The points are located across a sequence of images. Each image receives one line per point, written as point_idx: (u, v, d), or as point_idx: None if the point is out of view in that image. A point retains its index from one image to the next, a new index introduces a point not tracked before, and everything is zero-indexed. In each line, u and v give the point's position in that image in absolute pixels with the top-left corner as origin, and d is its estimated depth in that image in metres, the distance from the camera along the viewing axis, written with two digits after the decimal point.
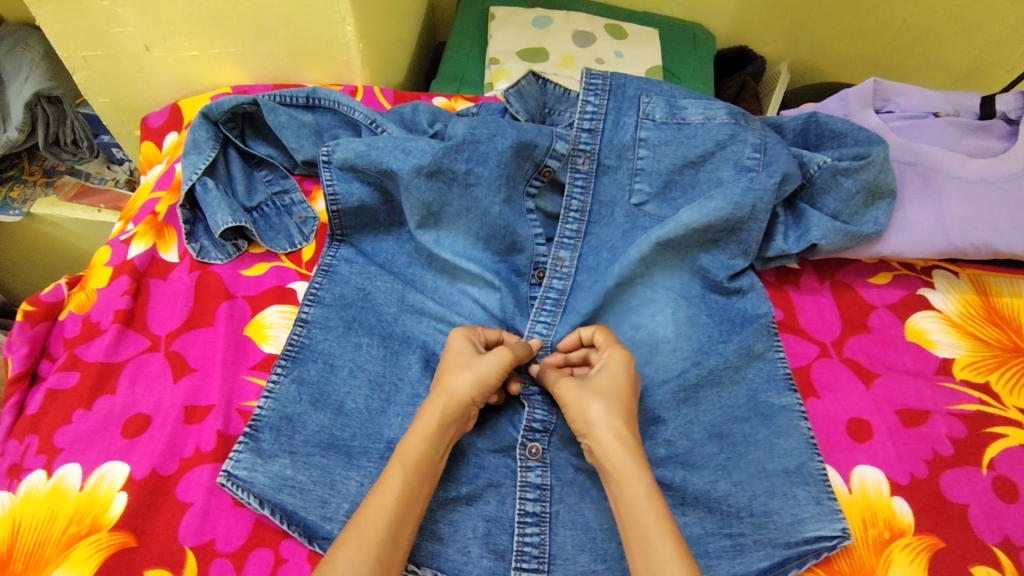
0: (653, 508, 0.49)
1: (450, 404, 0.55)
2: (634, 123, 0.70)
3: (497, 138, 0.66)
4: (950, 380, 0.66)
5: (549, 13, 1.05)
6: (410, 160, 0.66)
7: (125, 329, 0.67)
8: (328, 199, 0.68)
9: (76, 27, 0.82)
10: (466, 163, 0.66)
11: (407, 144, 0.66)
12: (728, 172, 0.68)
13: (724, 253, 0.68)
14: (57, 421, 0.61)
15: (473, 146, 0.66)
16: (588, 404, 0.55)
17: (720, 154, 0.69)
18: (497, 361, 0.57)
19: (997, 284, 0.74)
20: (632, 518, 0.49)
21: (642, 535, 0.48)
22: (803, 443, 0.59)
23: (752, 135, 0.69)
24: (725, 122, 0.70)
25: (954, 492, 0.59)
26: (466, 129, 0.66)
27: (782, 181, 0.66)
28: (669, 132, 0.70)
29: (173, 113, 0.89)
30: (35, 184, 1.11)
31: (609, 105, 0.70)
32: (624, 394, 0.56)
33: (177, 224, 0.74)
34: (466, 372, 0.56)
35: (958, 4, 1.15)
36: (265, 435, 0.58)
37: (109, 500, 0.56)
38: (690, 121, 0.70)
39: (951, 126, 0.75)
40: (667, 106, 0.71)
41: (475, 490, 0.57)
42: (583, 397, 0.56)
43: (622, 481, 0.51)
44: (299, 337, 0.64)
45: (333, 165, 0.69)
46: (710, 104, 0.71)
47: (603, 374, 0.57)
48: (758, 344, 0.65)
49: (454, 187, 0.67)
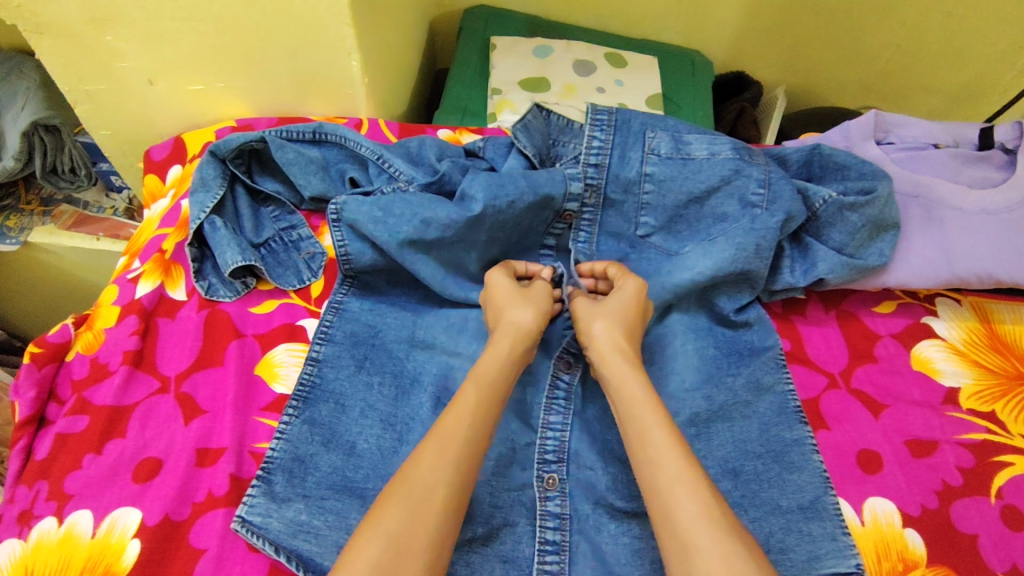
0: (674, 450, 0.50)
1: (518, 333, 0.61)
2: (640, 158, 0.70)
3: (517, 205, 0.67)
4: (957, 410, 0.67)
5: (549, 42, 1.07)
6: (433, 231, 0.66)
7: (134, 370, 0.66)
8: (340, 259, 0.68)
9: (78, 62, 0.82)
10: (488, 232, 0.69)
11: (428, 215, 0.66)
12: (732, 207, 0.70)
13: (730, 287, 0.70)
14: (67, 466, 0.60)
15: (495, 217, 0.67)
16: (595, 321, 0.62)
17: (724, 189, 0.70)
18: (540, 292, 0.66)
19: (998, 310, 0.75)
20: (657, 469, 0.50)
21: (661, 488, 0.49)
22: (816, 477, 0.60)
23: (757, 171, 0.69)
24: (729, 157, 0.70)
25: (964, 522, 0.59)
26: (488, 197, 0.66)
27: (785, 220, 0.68)
28: (674, 167, 0.70)
29: (178, 146, 0.89)
30: (32, 213, 1.10)
31: (615, 139, 0.70)
32: (631, 313, 0.62)
33: (185, 262, 0.75)
34: (526, 308, 0.63)
35: (949, 29, 1.17)
36: (278, 477, 0.57)
37: (122, 547, 0.55)
38: (694, 156, 0.71)
39: (951, 157, 0.77)
40: (672, 141, 0.71)
41: (491, 530, 0.56)
42: (591, 316, 0.63)
43: (636, 407, 0.54)
44: (311, 376, 0.64)
45: (344, 224, 0.67)
46: (714, 139, 0.72)
47: (616, 298, 0.63)
48: (767, 376, 0.66)
49: (473, 253, 0.70)
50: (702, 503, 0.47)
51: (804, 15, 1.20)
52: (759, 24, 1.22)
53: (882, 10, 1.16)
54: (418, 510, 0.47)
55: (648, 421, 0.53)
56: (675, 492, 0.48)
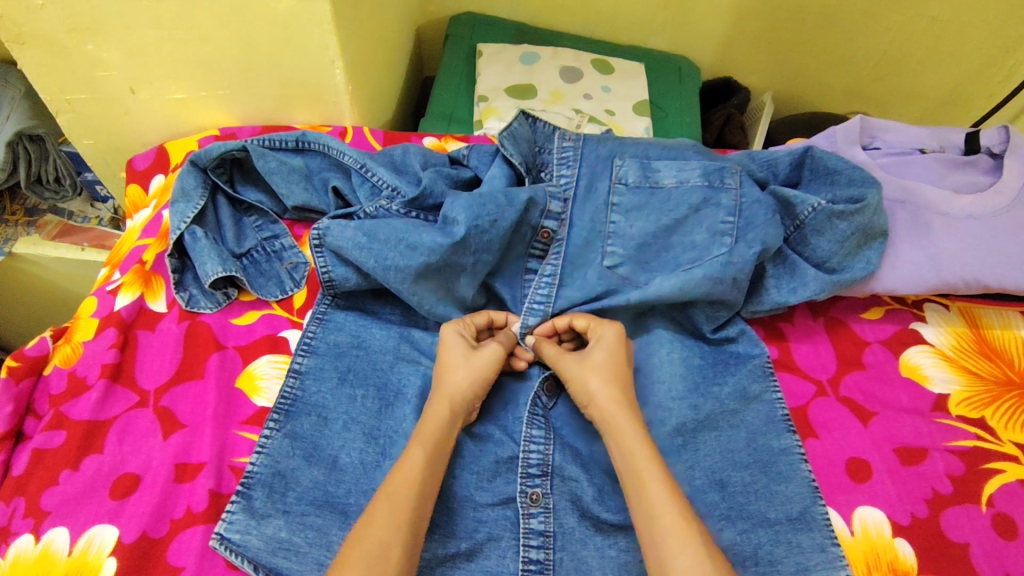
0: (674, 505, 0.50)
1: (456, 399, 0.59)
2: (608, 187, 0.71)
3: (500, 223, 0.66)
4: (946, 417, 0.66)
5: (536, 48, 1.07)
6: (417, 257, 0.64)
7: (112, 384, 0.65)
8: (322, 282, 0.66)
9: (60, 72, 0.81)
10: (474, 255, 0.66)
11: (412, 239, 0.64)
12: (701, 236, 0.70)
13: (707, 308, 0.69)
14: (44, 482, 0.59)
15: (479, 238, 0.65)
16: (588, 378, 0.60)
17: (693, 218, 0.70)
18: (489, 355, 0.62)
19: (987, 315, 0.75)
20: (655, 522, 0.50)
21: (655, 535, 0.49)
22: (804, 487, 0.59)
23: (726, 198, 0.70)
24: (699, 184, 0.71)
25: (954, 531, 0.58)
26: (469, 219, 0.65)
27: (762, 251, 0.67)
28: (643, 195, 0.71)
29: (159, 155, 0.88)
30: (16, 224, 1.09)
31: (582, 172, 0.72)
32: (619, 367, 0.61)
33: (166, 273, 0.74)
34: (466, 368, 0.61)
35: (935, 34, 1.18)
36: (258, 492, 0.56)
37: (98, 565, 0.54)
38: (664, 184, 0.72)
39: (937, 162, 0.76)
40: (640, 169, 0.72)
41: (475, 545, 0.55)
42: (583, 373, 0.60)
43: (630, 447, 0.54)
44: (292, 389, 0.63)
45: (326, 249, 0.66)
46: (684, 165, 0.73)
47: (601, 351, 0.62)
48: (754, 385, 0.66)
49: (463, 276, 0.67)
50: (699, 561, 0.47)
51: (791, 22, 1.20)
52: (746, 31, 1.22)
53: (868, 15, 1.17)
54: (386, 553, 0.47)
55: (643, 459, 0.53)
56: (671, 548, 0.48)
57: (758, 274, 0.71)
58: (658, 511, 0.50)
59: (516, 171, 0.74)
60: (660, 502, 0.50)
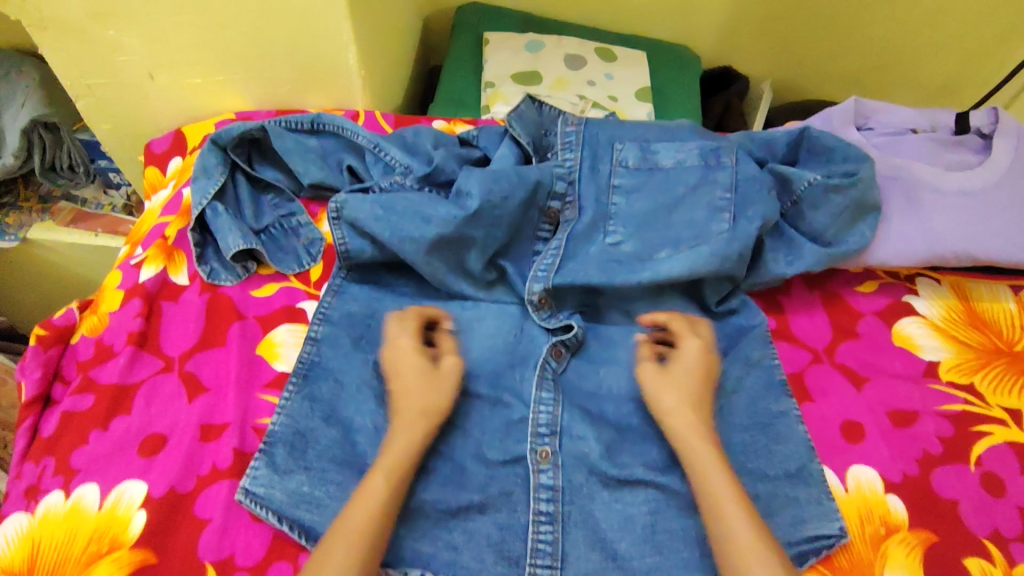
0: (747, 527, 0.52)
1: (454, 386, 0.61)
2: (609, 170, 0.75)
3: (511, 200, 0.69)
4: (937, 383, 0.69)
5: (542, 38, 1.10)
6: (432, 228, 0.67)
7: (138, 350, 0.68)
8: (340, 253, 0.69)
9: (80, 56, 0.84)
10: (485, 229, 0.69)
11: (426, 212, 0.67)
12: (701, 213, 0.71)
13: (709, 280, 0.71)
14: (73, 443, 0.62)
15: (491, 212, 0.68)
16: (666, 397, 0.60)
17: (692, 196, 0.72)
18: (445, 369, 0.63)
19: (977, 289, 0.78)
20: (730, 543, 0.51)
21: (731, 555, 0.51)
22: (801, 446, 0.62)
23: (723, 176, 0.72)
24: (696, 164, 0.74)
25: (944, 489, 0.61)
26: (483, 193, 0.68)
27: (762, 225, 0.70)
28: (642, 176, 0.74)
29: (177, 138, 0.91)
30: (31, 210, 1.11)
31: (584, 155, 0.75)
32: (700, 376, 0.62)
33: (187, 248, 0.76)
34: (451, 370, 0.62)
35: (928, 23, 1.21)
36: (280, 450, 0.59)
37: (128, 518, 0.56)
38: (662, 165, 0.74)
39: (928, 141, 0.80)
40: (638, 152, 0.75)
41: (486, 499, 0.59)
42: (659, 391, 0.61)
43: (701, 466, 0.56)
44: (310, 355, 0.66)
45: (343, 222, 0.69)
46: (680, 146, 0.75)
47: (682, 367, 0.62)
48: (755, 352, 0.69)
49: (473, 250, 0.69)
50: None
51: (788, 13, 1.24)
52: (746, 21, 1.25)
53: (863, 6, 1.20)
54: None
55: (714, 476, 0.55)
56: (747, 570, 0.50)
57: (758, 249, 0.73)
58: (733, 529, 0.52)
59: (524, 151, 0.77)
60: (732, 523, 0.52)
